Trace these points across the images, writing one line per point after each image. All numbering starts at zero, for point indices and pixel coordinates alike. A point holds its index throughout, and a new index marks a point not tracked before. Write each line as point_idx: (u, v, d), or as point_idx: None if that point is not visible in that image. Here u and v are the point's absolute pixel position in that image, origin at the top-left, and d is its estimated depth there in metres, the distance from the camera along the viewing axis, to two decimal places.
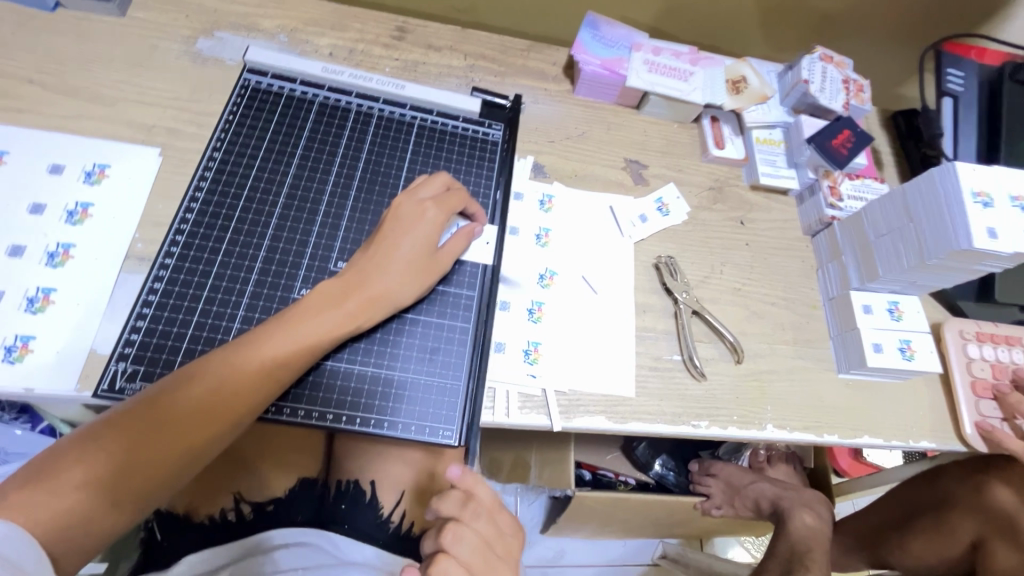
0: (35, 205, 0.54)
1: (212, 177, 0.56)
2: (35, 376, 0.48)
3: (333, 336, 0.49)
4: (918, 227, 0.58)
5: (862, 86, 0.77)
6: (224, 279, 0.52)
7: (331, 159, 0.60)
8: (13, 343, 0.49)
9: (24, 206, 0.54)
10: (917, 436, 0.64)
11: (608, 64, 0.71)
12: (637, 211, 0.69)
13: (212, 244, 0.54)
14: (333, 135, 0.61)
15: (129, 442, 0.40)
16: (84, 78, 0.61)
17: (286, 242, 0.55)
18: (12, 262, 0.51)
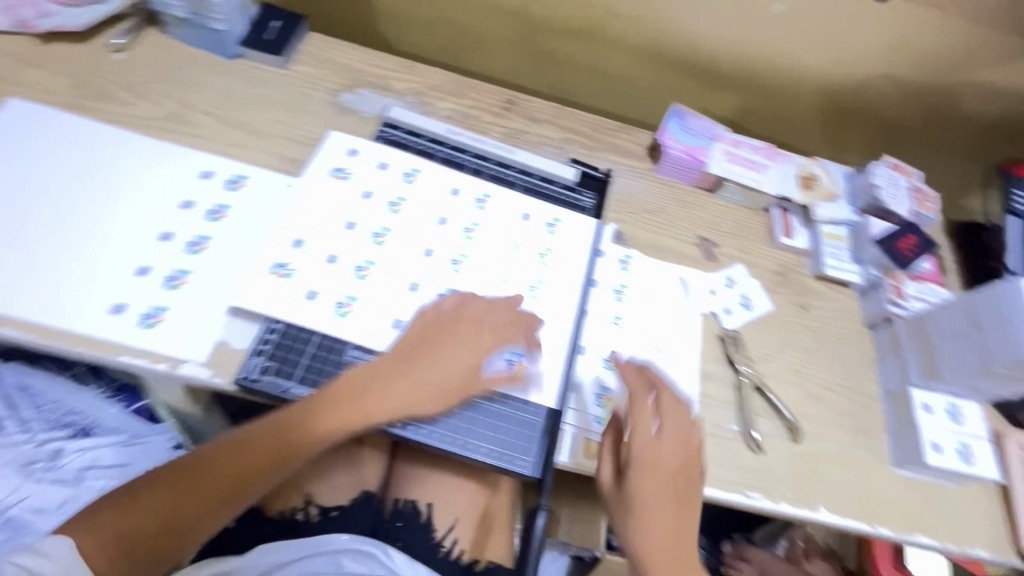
0: (186, 202, 0.64)
1: (346, 207, 0.66)
2: (162, 342, 0.56)
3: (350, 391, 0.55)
4: (984, 334, 0.61)
5: (929, 196, 0.82)
6: (346, 298, 0.61)
7: (441, 204, 0.69)
8: (149, 312, 0.57)
9: (179, 204, 0.64)
10: (974, 544, 0.64)
11: (691, 150, 0.79)
12: (707, 285, 0.74)
13: (336, 265, 0.62)
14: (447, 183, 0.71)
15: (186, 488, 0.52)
16: (250, 116, 0.73)
17: (397, 273, 0.64)
18: (163, 247, 0.61)
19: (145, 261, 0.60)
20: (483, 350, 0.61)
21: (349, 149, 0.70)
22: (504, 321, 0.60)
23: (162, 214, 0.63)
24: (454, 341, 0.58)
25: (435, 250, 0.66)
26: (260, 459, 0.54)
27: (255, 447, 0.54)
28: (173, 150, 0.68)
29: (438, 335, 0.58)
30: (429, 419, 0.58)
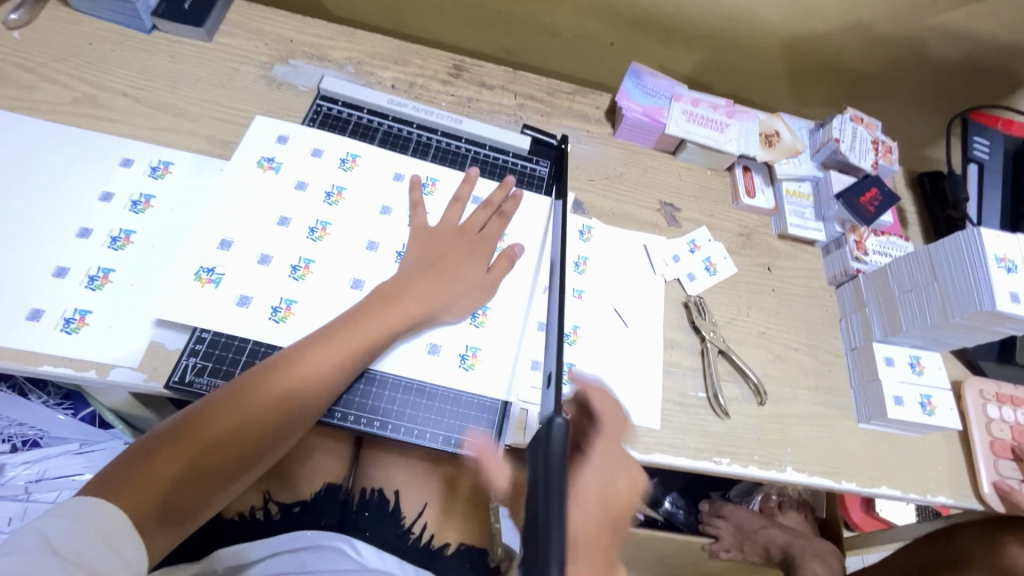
0: (105, 193, 0.59)
1: (276, 201, 0.62)
2: (88, 347, 0.52)
3: (343, 344, 0.53)
4: (943, 286, 0.61)
5: (890, 147, 0.80)
6: (284, 300, 0.57)
7: (383, 193, 0.65)
8: (72, 316, 0.53)
9: (96, 194, 0.59)
10: (935, 491, 0.65)
11: (649, 111, 0.76)
12: (670, 251, 0.72)
13: (273, 265, 0.58)
14: (388, 169, 0.67)
15: (189, 439, 0.46)
16: (172, 94, 0.67)
17: (338, 269, 0.60)
18: (81, 243, 0.56)
19: (64, 256, 0.55)
20: (435, 347, 0.59)
21: (279, 136, 0.66)
22: (477, 272, 0.62)
23: (78, 207, 0.58)
24: (443, 288, 0.59)
25: (379, 243, 0.63)
26: (288, 408, 0.50)
27: (278, 397, 0.50)
28: (86, 137, 0.62)
29: (427, 285, 0.59)
30: (381, 411, 0.56)
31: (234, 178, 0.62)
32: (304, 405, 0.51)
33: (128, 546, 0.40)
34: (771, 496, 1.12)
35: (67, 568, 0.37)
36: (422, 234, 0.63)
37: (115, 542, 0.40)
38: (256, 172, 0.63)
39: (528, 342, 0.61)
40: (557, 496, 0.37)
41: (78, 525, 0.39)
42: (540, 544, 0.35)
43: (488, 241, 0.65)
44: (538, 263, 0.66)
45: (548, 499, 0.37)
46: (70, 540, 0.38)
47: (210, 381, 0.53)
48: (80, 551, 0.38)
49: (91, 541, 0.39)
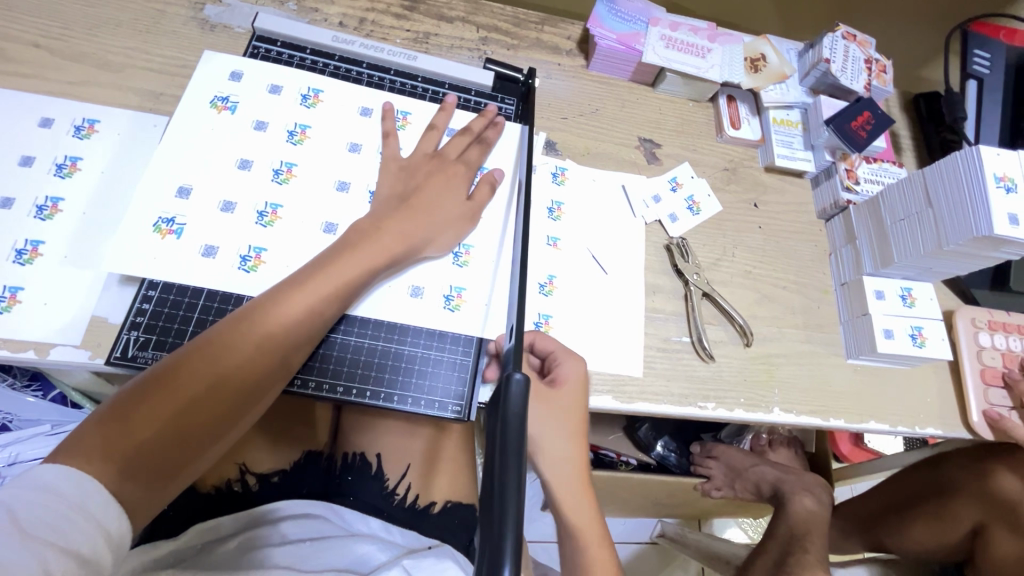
0: (25, 157, 0.53)
1: (234, 140, 0.57)
2: (23, 326, 0.48)
3: (318, 286, 0.48)
4: (937, 212, 0.57)
5: (884, 66, 0.75)
6: (253, 249, 0.53)
7: (350, 128, 0.60)
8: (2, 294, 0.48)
9: (14, 158, 0.53)
10: (924, 423, 0.64)
11: (624, 38, 0.69)
12: (650, 191, 0.68)
13: (237, 212, 0.54)
14: (353, 103, 0.61)
15: (158, 397, 0.41)
16: (91, 43, 0.60)
17: (309, 213, 0.56)
18: (2, 214, 0.51)
19: None
20: (417, 288, 0.56)
21: (231, 72, 0.59)
22: (457, 202, 0.58)
23: None
24: (423, 222, 0.55)
25: (351, 183, 0.58)
26: (267, 355, 0.46)
27: (253, 345, 0.45)
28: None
29: (404, 222, 0.54)
30: (349, 375, 0.53)
31: (184, 123, 0.56)
32: (286, 353, 0.47)
33: (106, 517, 0.37)
34: (761, 435, 1.13)
35: (43, 545, 0.33)
36: (395, 165, 0.58)
37: (89, 513, 0.36)
38: (206, 113, 0.57)
39: (500, 293, 0.58)
40: (517, 455, 0.29)
41: (47, 499, 0.35)
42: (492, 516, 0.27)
43: (468, 165, 0.60)
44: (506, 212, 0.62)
45: (507, 467, 0.29)
46: (41, 516, 0.34)
47: (155, 355, 0.49)
48: (54, 527, 0.34)
49: (68, 513, 0.35)
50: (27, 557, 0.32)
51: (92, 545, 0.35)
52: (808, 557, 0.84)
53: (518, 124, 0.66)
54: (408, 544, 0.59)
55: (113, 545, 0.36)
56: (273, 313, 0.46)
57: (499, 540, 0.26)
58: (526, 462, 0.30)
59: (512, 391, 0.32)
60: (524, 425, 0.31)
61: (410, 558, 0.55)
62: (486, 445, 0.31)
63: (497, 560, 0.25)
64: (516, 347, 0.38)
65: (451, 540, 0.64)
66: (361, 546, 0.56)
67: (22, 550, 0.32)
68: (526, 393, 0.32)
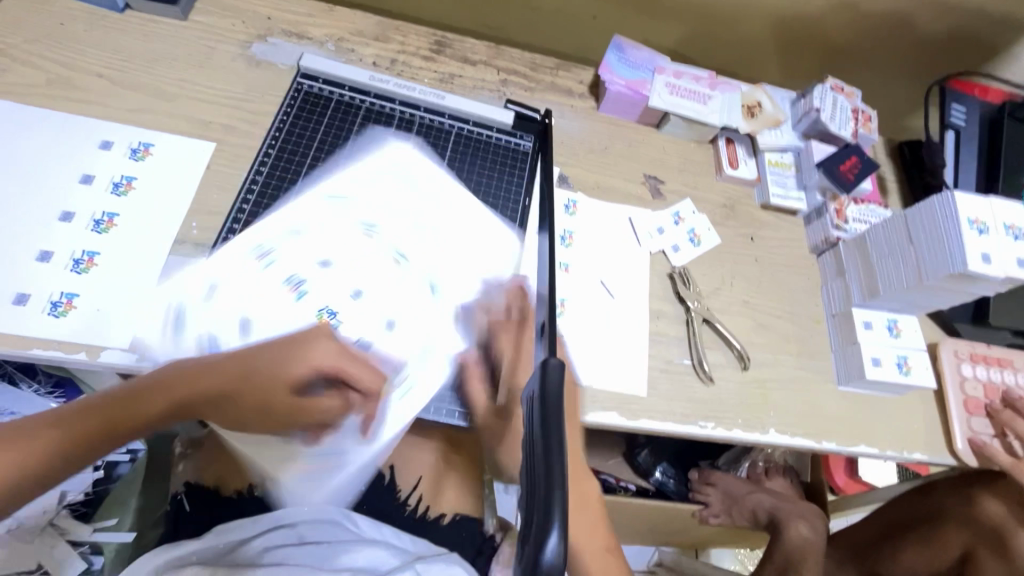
0: (85, 176, 0.58)
1: (280, 164, 0.64)
2: (77, 330, 0.52)
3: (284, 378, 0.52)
4: (917, 250, 0.63)
5: (870, 116, 0.81)
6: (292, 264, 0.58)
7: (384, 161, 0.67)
8: (59, 299, 0.53)
9: (76, 176, 0.58)
10: (911, 448, 0.68)
11: (632, 85, 0.76)
12: (655, 223, 0.73)
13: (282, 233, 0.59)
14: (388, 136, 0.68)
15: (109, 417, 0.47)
16: (149, 75, 0.66)
17: (344, 235, 0.61)
18: (62, 227, 0.56)
19: (47, 239, 0.55)
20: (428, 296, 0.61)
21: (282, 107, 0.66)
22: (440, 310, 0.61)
23: (57, 190, 0.57)
24: (397, 330, 0.58)
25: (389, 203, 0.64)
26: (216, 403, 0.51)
27: (213, 395, 0.50)
28: (62, 119, 0.61)
29: (363, 346, 0.55)
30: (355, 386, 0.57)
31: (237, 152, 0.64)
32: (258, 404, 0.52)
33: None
34: (759, 463, 1.15)
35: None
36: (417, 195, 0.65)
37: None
38: (257, 143, 0.65)
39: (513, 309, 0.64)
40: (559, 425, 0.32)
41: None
42: (541, 477, 0.29)
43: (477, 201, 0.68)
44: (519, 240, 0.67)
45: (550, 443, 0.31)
46: None
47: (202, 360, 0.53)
48: None
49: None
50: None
51: None
52: None
53: (535, 160, 0.72)
54: (418, 551, 0.61)
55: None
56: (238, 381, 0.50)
57: (550, 495, 0.28)
58: (565, 429, 0.32)
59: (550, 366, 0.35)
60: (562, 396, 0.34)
61: (422, 563, 0.58)
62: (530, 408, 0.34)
63: (549, 512, 0.28)
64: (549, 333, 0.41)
65: (458, 551, 0.67)
66: (373, 550, 0.58)
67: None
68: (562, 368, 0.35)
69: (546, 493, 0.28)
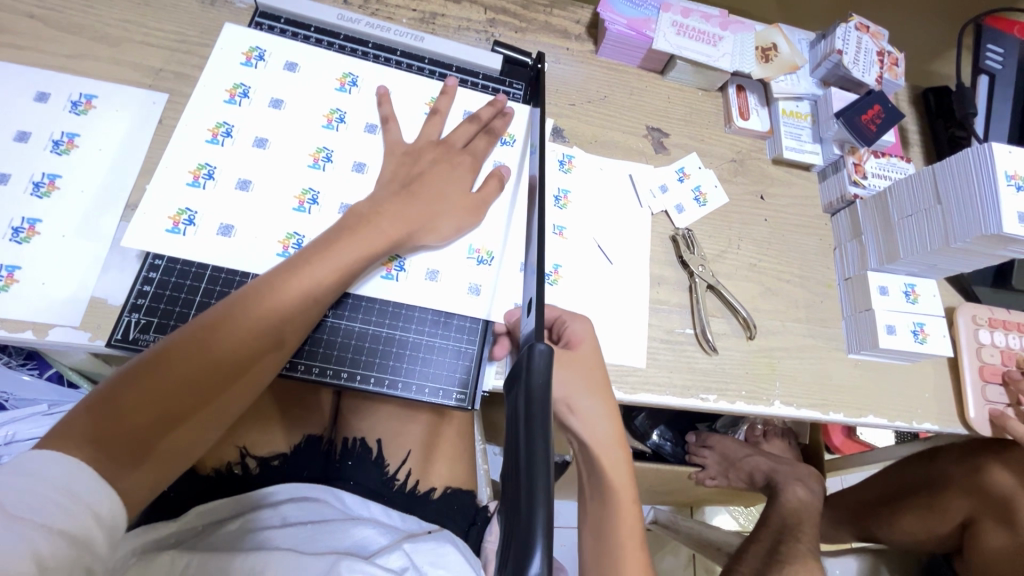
0: (20, 132, 0.52)
1: (253, 121, 0.56)
2: (19, 306, 0.47)
3: (330, 275, 0.48)
4: (946, 209, 0.57)
5: (896, 60, 0.74)
6: (260, 229, 0.52)
7: (361, 109, 0.59)
8: None
9: (9, 133, 0.52)
10: (921, 418, 0.65)
11: (635, 23, 0.68)
12: (657, 181, 0.67)
13: (254, 193, 0.53)
14: (370, 83, 0.60)
15: (163, 372, 0.41)
16: (88, 15, 0.58)
17: (320, 193, 0.55)
18: None
19: None
20: (433, 272, 0.56)
21: (245, 50, 0.58)
22: (460, 193, 0.57)
23: None
24: (424, 209, 0.54)
25: (367, 165, 0.57)
26: (268, 334, 0.45)
27: (262, 322, 0.45)
28: None
29: (404, 208, 0.53)
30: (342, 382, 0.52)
31: (196, 110, 0.55)
32: (282, 337, 0.46)
33: (96, 501, 0.36)
34: (757, 425, 1.14)
35: (31, 527, 0.32)
36: (399, 150, 0.57)
37: (84, 500, 0.35)
38: (221, 98, 0.56)
39: (505, 282, 0.57)
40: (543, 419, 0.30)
41: (31, 483, 0.34)
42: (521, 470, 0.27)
43: (473, 156, 0.59)
44: (511, 204, 0.61)
45: (533, 447, 0.28)
46: (26, 500, 0.33)
47: (156, 338, 0.48)
48: (41, 509, 0.33)
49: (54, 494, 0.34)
50: (16, 541, 0.31)
51: (82, 525, 0.35)
52: (800, 547, 0.86)
53: (525, 108, 0.65)
54: (408, 529, 0.60)
55: (103, 526, 0.36)
56: (283, 295, 0.46)
57: (531, 492, 0.26)
58: (552, 426, 0.30)
59: (536, 361, 0.33)
60: (548, 390, 0.32)
61: (410, 541, 0.56)
62: (515, 401, 0.32)
63: (532, 510, 0.25)
64: (537, 316, 0.39)
65: (450, 526, 0.65)
66: (361, 529, 0.56)
67: (7, 532, 0.31)
68: (549, 361, 0.33)
69: (528, 489, 0.26)
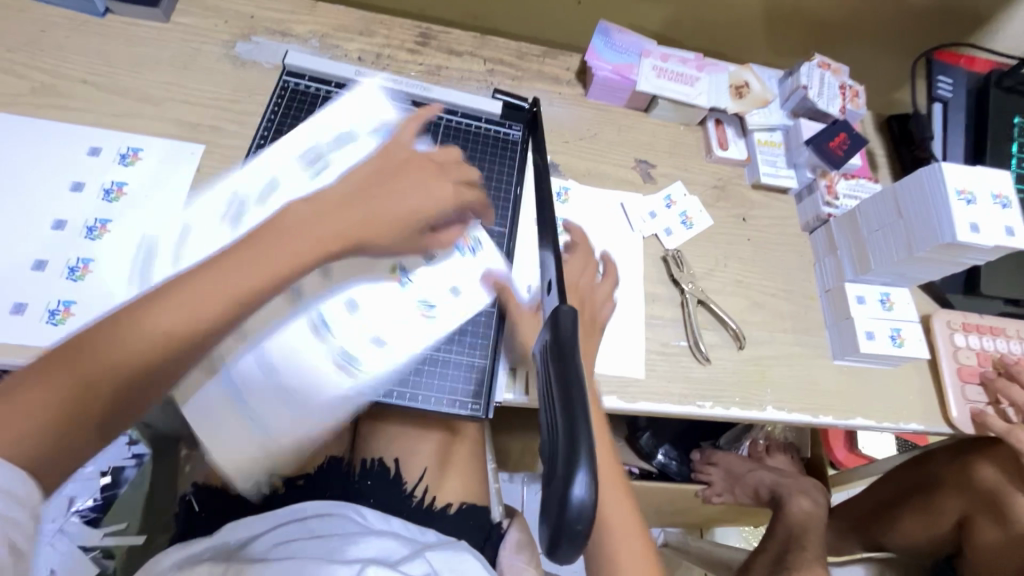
0: (76, 183, 0.58)
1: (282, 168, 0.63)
2: None
3: (339, 303, 0.53)
4: (908, 223, 0.63)
5: (857, 91, 0.81)
6: None
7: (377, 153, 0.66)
8: (56, 307, 0.53)
9: (66, 184, 0.58)
10: (906, 419, 0.69)
11: (620, 69, 0.76)
12: (647, 207, 0.73)
13: None
14: (373, 132, 0.66)
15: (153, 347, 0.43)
16: (133, 79, 0.65)
17: None
18: (56, 235, 0.56)
19: (42, 248, 0.55)
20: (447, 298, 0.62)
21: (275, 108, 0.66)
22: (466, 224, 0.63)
23: (47, 198, 0.57)
24: (428, 237, 0.60)
25: None
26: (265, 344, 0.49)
27: (266, 335, 0.49)
28: (50, 128, 0.60)
29: (412, 242, 0.60)
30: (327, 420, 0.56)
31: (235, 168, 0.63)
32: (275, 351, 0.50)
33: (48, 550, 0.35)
34: (759, 441, 1.16)
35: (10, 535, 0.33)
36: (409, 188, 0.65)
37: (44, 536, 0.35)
38: (254, 151, 0.63)
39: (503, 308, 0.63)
40: (577, 369, 0.33)
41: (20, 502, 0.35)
42: (560, 409, 0.32)
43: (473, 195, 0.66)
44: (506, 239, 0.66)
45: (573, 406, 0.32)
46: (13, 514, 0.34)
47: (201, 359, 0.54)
48: None
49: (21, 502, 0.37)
50: None
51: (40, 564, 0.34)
52: (806, 555, 0.87)
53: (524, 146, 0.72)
54: (427, 540, 0.62)
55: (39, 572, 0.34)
56: (293, 319, 0.50)
57: (573, 438, 0.30)
58: (584, 376, 0.34)
59: (563, 319, 0.37)
60: (575, 344, 0.36)
61: (430, 550, 0.59)
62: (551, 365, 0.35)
63: (574, 452, 0.30)
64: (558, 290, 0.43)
65: (466, 539, 0.68)
66: (383, 540, 0.59)
67: None
68: (575, 318, 0.36)
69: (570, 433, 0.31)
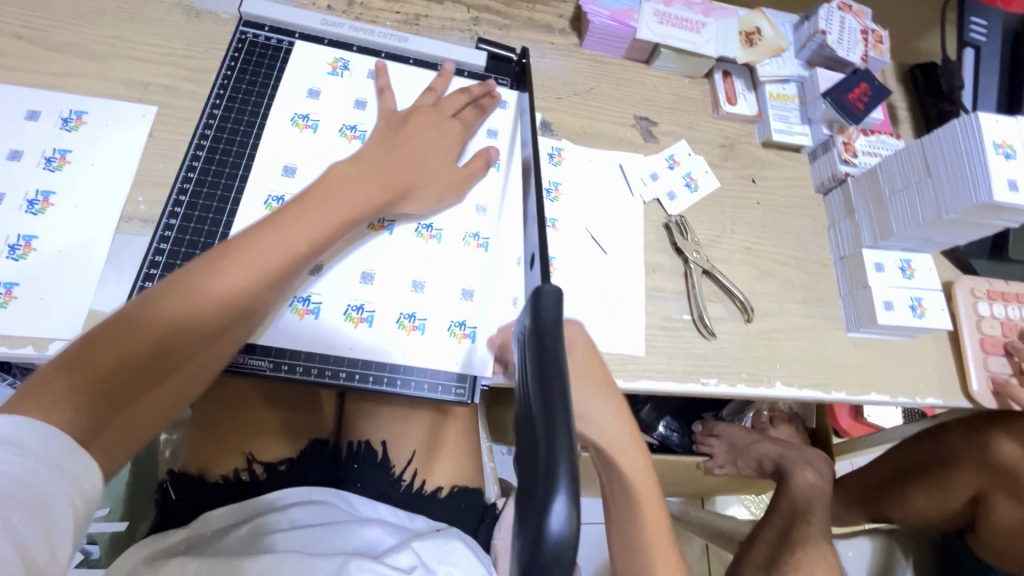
0: (12, 151, 0.52)
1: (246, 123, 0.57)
2: (20, 323, 0.47)
3: (332, 216, 0.48)
4: (936, 181, 0.57)
5: (880, 36, 0.74)
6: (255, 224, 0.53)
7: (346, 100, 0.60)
8: None
9: (2, 152, 0.52)
10: (924, 393, 0.65)
11: (618, 14, 0.68)
12: (647, 168, 0.67)
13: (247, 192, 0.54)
14: (354, 76, 0.61)
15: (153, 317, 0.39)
16: (75, 33, 0.59)
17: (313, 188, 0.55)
18: None
19: None
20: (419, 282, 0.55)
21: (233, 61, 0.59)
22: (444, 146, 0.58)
23: None
24: (415, 154, 0.55)
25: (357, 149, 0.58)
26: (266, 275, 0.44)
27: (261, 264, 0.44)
28: None
29: (396, 151, 0.54)
30: (339, 340, 0.51)
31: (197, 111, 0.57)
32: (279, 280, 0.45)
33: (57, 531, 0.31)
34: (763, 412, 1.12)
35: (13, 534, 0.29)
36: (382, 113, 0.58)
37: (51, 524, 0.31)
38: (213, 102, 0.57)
39: (504, 227, 0.60)
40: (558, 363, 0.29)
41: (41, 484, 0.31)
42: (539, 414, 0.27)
43: (465, 126, 0.60)
44: (507, 159, 0.63)
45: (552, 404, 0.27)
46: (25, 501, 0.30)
47: None
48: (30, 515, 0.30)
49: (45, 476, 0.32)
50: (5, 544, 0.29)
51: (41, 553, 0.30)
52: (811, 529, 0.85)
53: (513, 96, 0.66)
54: (416, 528, 0.60)
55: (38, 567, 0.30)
56: (286, 243, 0.45)
57: (551, 431, 0.26)
58: (567, 371, 0.29)
59: (546, 299, 0.32)
60: (559, 328, 0.31)
61: (418, 539, 0.56)
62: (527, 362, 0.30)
63: (552, 447, 0.25)
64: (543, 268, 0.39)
65: (457, 523, 0.65)
66: (370, 529, 0.56)
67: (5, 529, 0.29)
68: (559, 300, 0.32)
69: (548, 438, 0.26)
